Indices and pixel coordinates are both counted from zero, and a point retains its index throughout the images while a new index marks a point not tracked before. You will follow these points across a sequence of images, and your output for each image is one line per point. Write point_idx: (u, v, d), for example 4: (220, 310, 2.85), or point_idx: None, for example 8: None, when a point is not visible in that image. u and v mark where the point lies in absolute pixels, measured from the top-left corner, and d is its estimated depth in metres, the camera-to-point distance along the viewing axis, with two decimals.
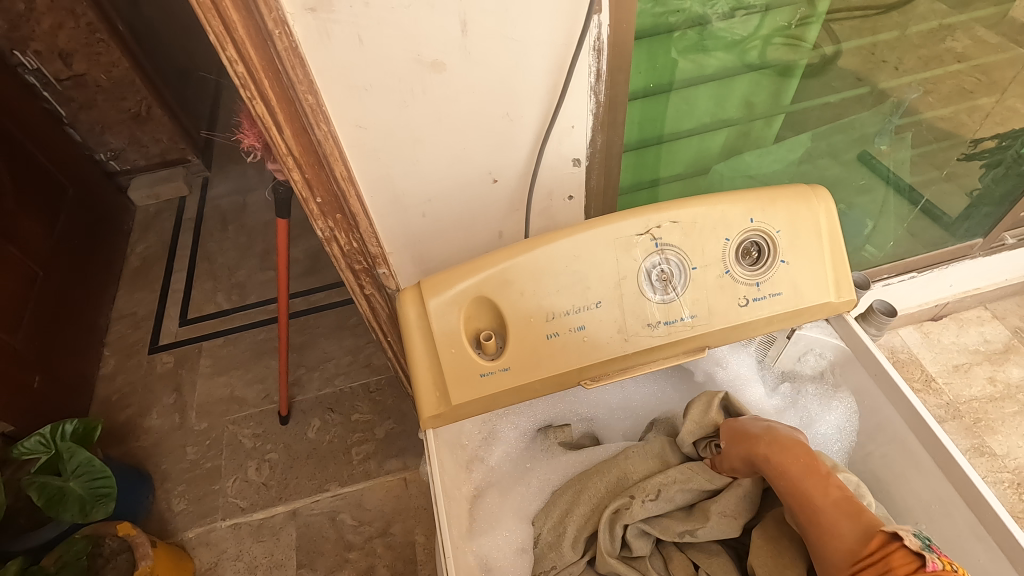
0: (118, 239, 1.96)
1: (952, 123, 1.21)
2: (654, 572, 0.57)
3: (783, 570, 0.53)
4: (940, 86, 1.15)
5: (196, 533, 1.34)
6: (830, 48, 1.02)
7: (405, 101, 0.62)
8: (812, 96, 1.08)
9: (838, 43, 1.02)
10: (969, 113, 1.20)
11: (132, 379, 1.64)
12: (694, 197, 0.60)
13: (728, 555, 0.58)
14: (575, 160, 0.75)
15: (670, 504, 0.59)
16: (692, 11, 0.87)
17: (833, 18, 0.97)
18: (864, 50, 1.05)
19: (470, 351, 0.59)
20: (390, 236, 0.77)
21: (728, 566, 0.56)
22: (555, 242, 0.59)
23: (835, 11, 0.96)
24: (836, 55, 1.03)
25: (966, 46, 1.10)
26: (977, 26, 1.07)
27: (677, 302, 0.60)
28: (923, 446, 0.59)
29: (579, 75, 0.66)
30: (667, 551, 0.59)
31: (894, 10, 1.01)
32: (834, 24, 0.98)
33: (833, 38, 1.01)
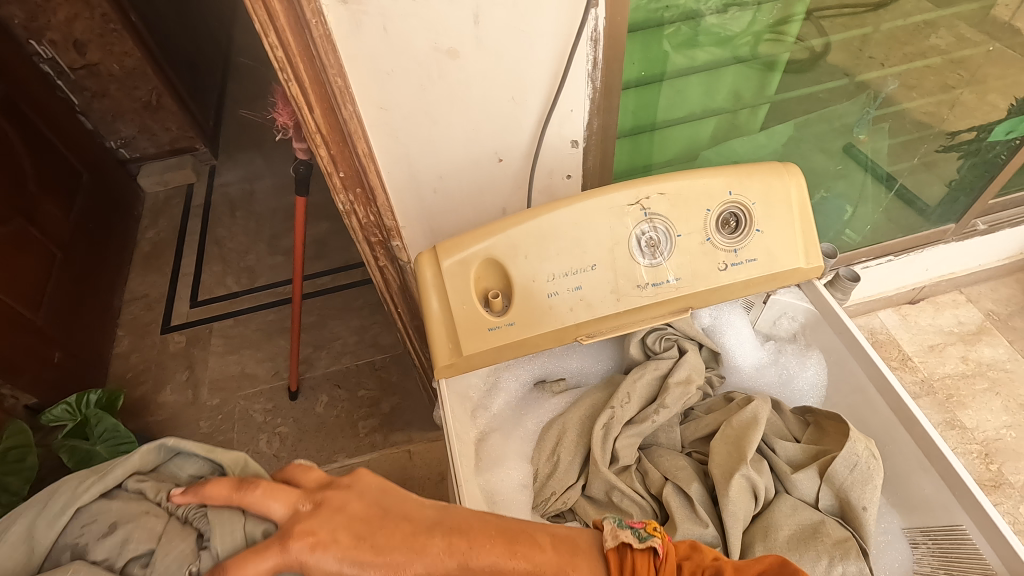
0: (129, 224, 2.03)
1: (932, 116, 1.29)
2: (634, 484, 0.65)
3: (733, 458, 0.63)
4: (924, 82, 1.23)
5: None
6: (818, 42, 1.10)
7: (423, 84, 0.69)
8: (797, 89, 1.17)
9: (827, 38, 1.10)
10: (950, 106, 1.28)
11: (147, 357, 1.70)
12: (680, 172, 0.68)
13: (693, 469, 0.66)
14: (573, 141, 0.82)
15: (644, 422, 0.68)
16: (685, 7, 0.94)
17: (821, 16, 1.05)
18: (853, 45, 1.13)
19: (480, 307, 0.66)
20: (404, 211, 0.84)
21: (691, 474, 0.64)
22: (556, 211, 0.66)
23: (824, 9, 1.04)
24: (825, 49, 1.12)
25: (949, 43, 1.17)
26: (959, 24, 1.14)
27: (663, 266, 0.68)
28: (880, 391, 0.67)
29: (578, 63, 0.73)
30: (645, 467, 0.67)
31: (881, 8, 1.08)
32: (823, 20, 1.06)
33: (822, 32, 1.08)
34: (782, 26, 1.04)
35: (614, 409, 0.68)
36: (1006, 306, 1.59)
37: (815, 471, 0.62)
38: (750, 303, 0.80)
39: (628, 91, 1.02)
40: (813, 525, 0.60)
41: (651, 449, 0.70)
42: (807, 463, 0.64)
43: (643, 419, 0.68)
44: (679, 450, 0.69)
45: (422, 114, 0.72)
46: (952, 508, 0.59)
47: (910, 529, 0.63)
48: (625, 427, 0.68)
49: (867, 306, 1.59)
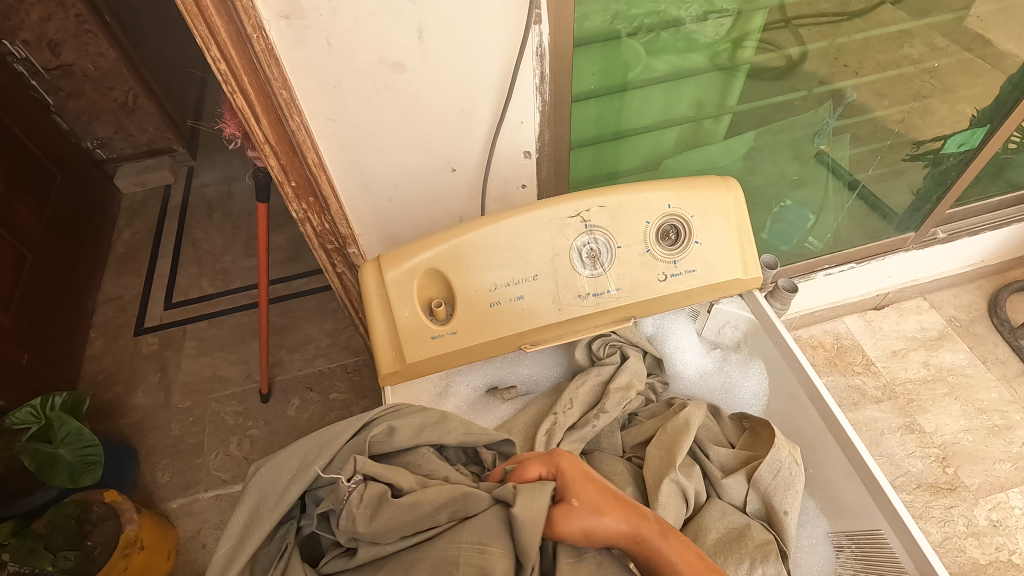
0: (105, 224, 2.02)
1: (905, 125, 1.33)
2: None
3: (668, 464, 0.64)
4: (896, 90, 1.28)
5: (179, 504, 1.42)
6: (796, 50, 1.14)
7: (371, 97, 0.70)
8: (774, 95, 1.21)
9: (805, 47, 1.15)
10: (923, 115, 1.31)
11: (119, 359, 1.70)
12: (622, 185, 0.70)
13: (629, 474, 0.68)
14: (526, 152, 0.84)
15: (586, 430, 0.70)
16: (668, 14, 0.96)
17: (800, 24, 1.10)
18: (829, 54, 1.19)
19: (423, 316, 0.67)
20: (359, 218, 0.86)
21: (627, 481, 0.66)
22: (499, 224, 0.67)
23: (803, 18, 1.09)
24: (803, 58, 1.17)
25: (923, 53, 1.22)
26: (934, 33, 1.20)
27: (604, 277, 0.70)
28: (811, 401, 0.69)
29: (525, 76, 0.74)
30: None
31: (859, 17, 1.14)
32: (802, 29, 1.11)
33: (801, 41, 1.13)
34: (740, 40, 1.06)
35: (556, 416, 0.70)
36: (967, 312, 1.62)
37: (742, 477, 0.64)
38: (696, 312, 0.81)
39: (588, 100, 1.02)
40: (736, 531, 0.63)
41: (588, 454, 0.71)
42: (737, 468, 0.66)
43: (584, 425, 0.70)
44: (619, 455, 0.71)
45: (372, 125, 0.74)
46: (873, 513, 0.62)
47: (836, 533, 0.66)
48: (568, 433, 0.70)
49: (832, 312, 1.61)
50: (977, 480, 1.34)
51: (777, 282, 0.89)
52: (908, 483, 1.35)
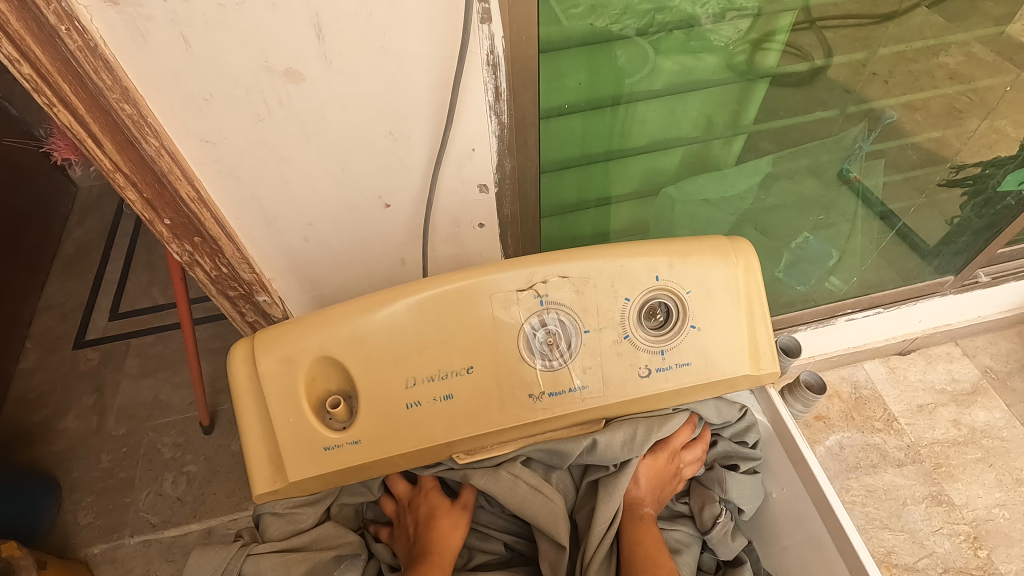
0: (54, 222, 1.84)
1: (936, 144, 1.12)
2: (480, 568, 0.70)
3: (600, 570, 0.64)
4: (929, 104, 1.07)
5: (101, 550, 1.26)
6: (820, 58, 0.94)
7: (260, 114, 0.52)
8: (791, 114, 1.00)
9: (829, 54, 0.94)
10: (956, 134, 1.11)
11: (53, 376, 1.54)
12: (580, 248, 0.51)
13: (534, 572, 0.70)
14: (481, 186, 0.66)
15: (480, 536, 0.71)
16: (681, 10, 0.77)
17: (824, 26, 0.88)
18: (854, 64, 0.98)
19: (313, 420, 0.50)
20: (268, 260, 0.68)
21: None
22: (452, 286, 0.50)
23: (829, 18, 0.88)
24: (826, 67, 0.96)
25: (960, 64, 1.02)
26: (973, 43, 1.00)
27: (564, 370, 0.52)
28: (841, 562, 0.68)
29: (473, 93, 0.55)
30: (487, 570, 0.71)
31: (888, 21, 0.93)
32: (827, 32, 0.90)
33: (825, 47, 0.92)
34: (763, 42, 0.86)
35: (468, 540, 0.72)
36: (1004, 362, 1.43)
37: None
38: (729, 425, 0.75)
39: (569, 115, 0.83)
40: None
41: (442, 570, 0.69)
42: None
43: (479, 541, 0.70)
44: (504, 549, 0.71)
45: (266, 150, 0.55)
46: None
47: None
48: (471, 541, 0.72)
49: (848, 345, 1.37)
50: (1014, 567, 1.16)
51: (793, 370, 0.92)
52: (933, 567, 1.16)
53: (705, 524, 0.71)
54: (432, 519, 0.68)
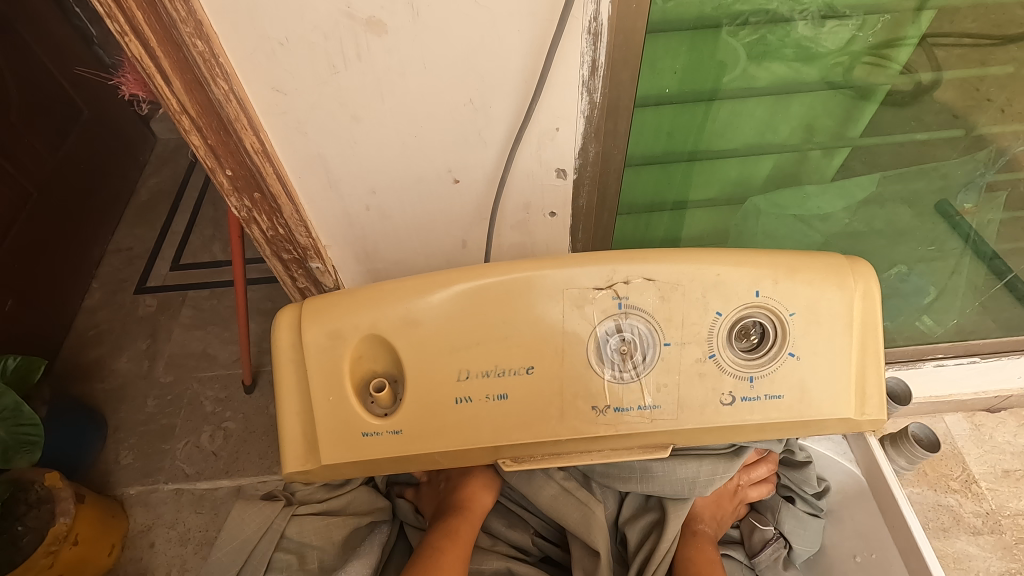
0: (131, 169, 1.90)
1: None
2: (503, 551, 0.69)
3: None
4: None
5: (137, 491, 1.29)
6: (928, 76, 0.84)
7: (335, 67, 0.48)
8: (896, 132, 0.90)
9: (938, 72, 0.85)
10: None
11: (113, 317, 1.59)
12: (668, 248, 0.45)
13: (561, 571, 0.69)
14: (559, 171, 0.60)
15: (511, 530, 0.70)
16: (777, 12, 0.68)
17: (936, 43, 0.81)
18: (968, 83, 0.90)
19: (354, 402, 0.45)
20: (326, 225, 0.64)
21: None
22: (520, 275, 0.44)
23: (942, 35, 0.80)
24: (933, 85, 0.86)
25: None
26: None
27: (635, 385, 0.46)
28: None
29: (567, 65, 0.50)
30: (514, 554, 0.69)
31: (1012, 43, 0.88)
32: (939, 50, 0.82)
33: (935, 65, 0.84)
34: (887, 50, 0.77)
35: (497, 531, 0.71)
36: None
37: None
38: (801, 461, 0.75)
39: (663, 105, 0.74)
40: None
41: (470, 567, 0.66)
42: None
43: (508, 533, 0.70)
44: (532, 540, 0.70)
45: (338, 106, 0.52)
46: None
47: None
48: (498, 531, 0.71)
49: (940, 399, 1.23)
50: None
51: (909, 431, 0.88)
52: None
53: (754, 548, 0.72)
54: (464, 481, 0.69)
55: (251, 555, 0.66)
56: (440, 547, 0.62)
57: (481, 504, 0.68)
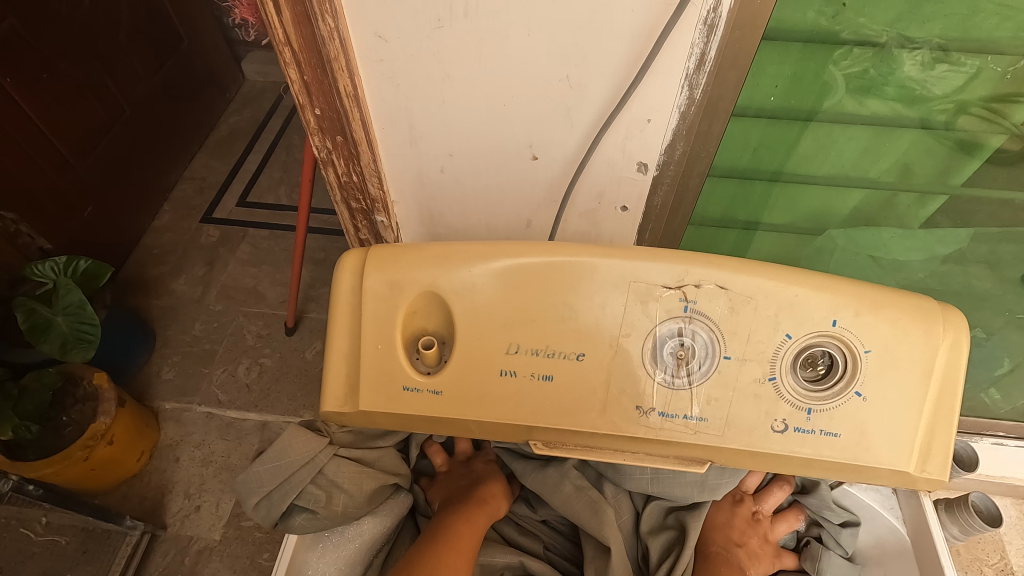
0: (217, 103, 1.98)
1: None
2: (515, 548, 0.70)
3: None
4: None
5: (171, 407, 1.36)
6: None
7: (440, 21, 0.48)
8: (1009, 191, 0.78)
9: None
10: None
11: (178, 239, 1.66)
12: (745, 259, 0.43)
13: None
14: (640, 164, 0.59)
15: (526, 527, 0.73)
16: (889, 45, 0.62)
17: None
18: None
19: (401, 355, 0.46)
20: (398, 181, 0.65)
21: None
22: (588, 259, 0.43)
23: None
24: None
25: None
26: None
27: (686, 394, 0.44)
28: None
29: (673, 55, 0.48)
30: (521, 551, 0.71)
31: None
32: None
33: None
34: (1003, 104, 0.66)
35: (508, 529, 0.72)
36: None
37: None
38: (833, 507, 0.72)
39: (758, 119, 0.70)
40: None
41: (482, 557, 0.67)
42: None
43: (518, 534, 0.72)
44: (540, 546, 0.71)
45: (434, 62, 0.51)
46: None
47: None
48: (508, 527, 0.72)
49: (1013, 488, 1.11)
50: None
51: (968, 501, 0.83)
52: None
53: None
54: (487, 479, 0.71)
55: (286, 479, 0.62)
56: (457, 528, 0.63)
57: (495, 507, 0.69)
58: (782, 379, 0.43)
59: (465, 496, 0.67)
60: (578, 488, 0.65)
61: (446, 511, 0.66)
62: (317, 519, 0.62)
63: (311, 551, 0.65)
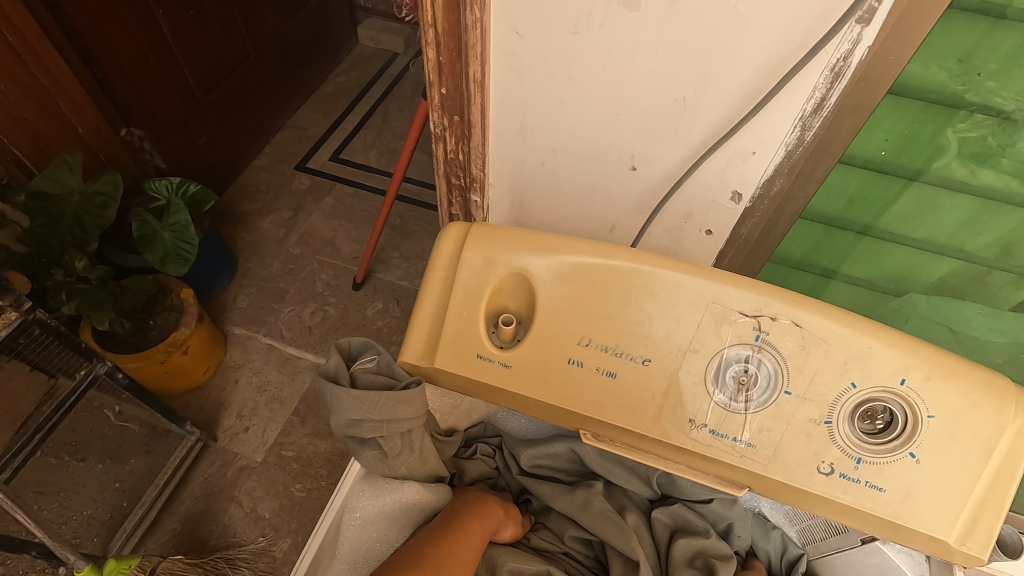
0: (330, 61, 2.09)
1: None
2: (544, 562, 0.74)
3: None
4: None
5: (239, 332, 1.47)
6: None
7: (576, 27, 0.51)
8: None
9: None
10: None
11: (272, 181, 1.78)
12: (825, 302, 0.44)
13: None
14: (735, 194, 0.60)
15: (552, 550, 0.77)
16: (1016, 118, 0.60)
17: None
18: None
19: (482, 325, 0.50)
20: (499, 166, 0.69)
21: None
22: (675, 272, 0.46)
23: None
24: None
25: None
26: None
27: (740, 419, 0.46)
28: None
29: (793, 93, 0.50)
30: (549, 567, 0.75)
31: None
32: None
33: None
34: None
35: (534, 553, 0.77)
36: None
37: None
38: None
39: (861, 170, 0.70)
40: None
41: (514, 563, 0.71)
42: None
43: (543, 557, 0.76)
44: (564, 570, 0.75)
45: (561, 63, 0.55)
46: None
47: None
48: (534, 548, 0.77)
49: None
50: None
51: None
52: None
53: None
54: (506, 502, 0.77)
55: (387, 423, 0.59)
56: (466, 513, 0.69)
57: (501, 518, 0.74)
58: (833, 427, 0.45)
59: (476, 498, 0.72)
60: (604, 509, 0.75)
61: (460, 504, 0.70)
62: (382, 462, 0.63)
63: (357, 492, 0.66)
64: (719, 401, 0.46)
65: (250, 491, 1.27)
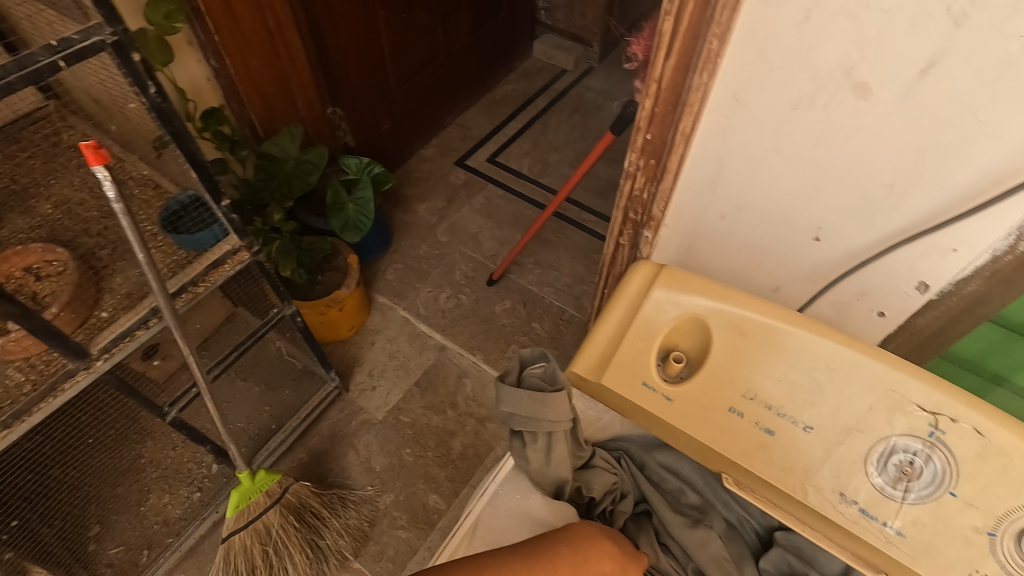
0: (504, 69, 2.23)
1: None
2: None
3: None
4: None
5: (383, 302, 1.65)
6: None
7: (799, 104, 0.54)
8: None
9: None
10: None
11: (433, 171, 1.95)
12: (1018, 423, 0.53)
13: None
14: (922, 285, 0.61)
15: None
16: None
17: None
18: None
19: (657, 359, 0.63)
20: (679, 212, 0.74)
21: None
22: (859, 359, 0.56)
23: None
24: None
25: None
26: None
27: (894, 500, 0.56)
28: None
29: (1016, 205, 0.50)
30: None
31: None
32: None
33: None
34: None
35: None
36: None
37: None
38: None
39: None
40: None
41: None
42: None
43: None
44: None
45: (771, 135, 0.58)
46: None
47: None
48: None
49: None
50: None
51: None
52: None
53: None
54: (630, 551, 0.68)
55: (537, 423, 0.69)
56: (566, 539, 0.65)
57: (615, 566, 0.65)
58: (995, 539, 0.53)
59: (591, 534, 0.67)
60: (722, 555, 0.75)
61: (570, 533, 0.66)
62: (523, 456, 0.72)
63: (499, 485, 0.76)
64: (879, 484, 0.56)
65: (366, 445, 1.42)
